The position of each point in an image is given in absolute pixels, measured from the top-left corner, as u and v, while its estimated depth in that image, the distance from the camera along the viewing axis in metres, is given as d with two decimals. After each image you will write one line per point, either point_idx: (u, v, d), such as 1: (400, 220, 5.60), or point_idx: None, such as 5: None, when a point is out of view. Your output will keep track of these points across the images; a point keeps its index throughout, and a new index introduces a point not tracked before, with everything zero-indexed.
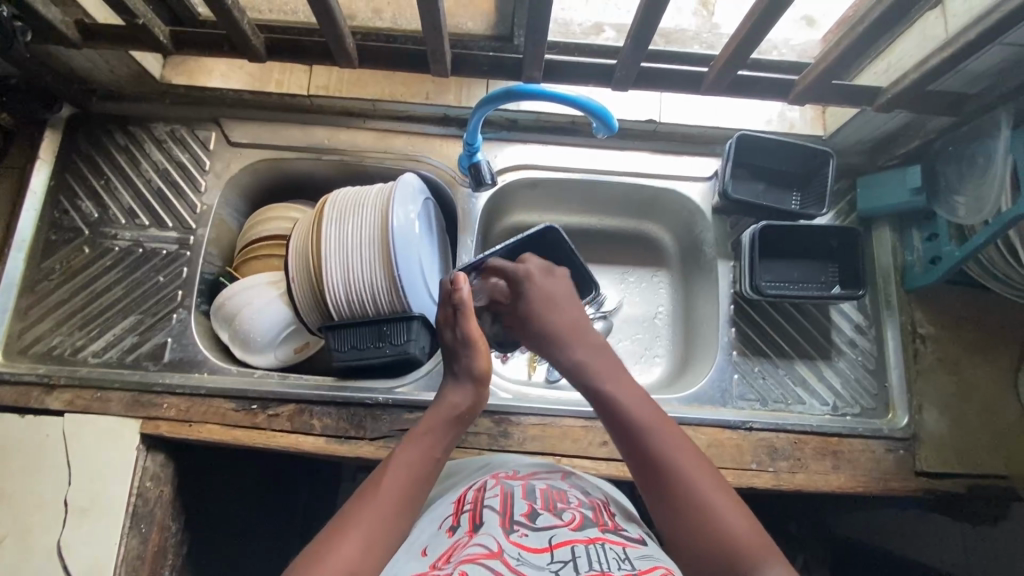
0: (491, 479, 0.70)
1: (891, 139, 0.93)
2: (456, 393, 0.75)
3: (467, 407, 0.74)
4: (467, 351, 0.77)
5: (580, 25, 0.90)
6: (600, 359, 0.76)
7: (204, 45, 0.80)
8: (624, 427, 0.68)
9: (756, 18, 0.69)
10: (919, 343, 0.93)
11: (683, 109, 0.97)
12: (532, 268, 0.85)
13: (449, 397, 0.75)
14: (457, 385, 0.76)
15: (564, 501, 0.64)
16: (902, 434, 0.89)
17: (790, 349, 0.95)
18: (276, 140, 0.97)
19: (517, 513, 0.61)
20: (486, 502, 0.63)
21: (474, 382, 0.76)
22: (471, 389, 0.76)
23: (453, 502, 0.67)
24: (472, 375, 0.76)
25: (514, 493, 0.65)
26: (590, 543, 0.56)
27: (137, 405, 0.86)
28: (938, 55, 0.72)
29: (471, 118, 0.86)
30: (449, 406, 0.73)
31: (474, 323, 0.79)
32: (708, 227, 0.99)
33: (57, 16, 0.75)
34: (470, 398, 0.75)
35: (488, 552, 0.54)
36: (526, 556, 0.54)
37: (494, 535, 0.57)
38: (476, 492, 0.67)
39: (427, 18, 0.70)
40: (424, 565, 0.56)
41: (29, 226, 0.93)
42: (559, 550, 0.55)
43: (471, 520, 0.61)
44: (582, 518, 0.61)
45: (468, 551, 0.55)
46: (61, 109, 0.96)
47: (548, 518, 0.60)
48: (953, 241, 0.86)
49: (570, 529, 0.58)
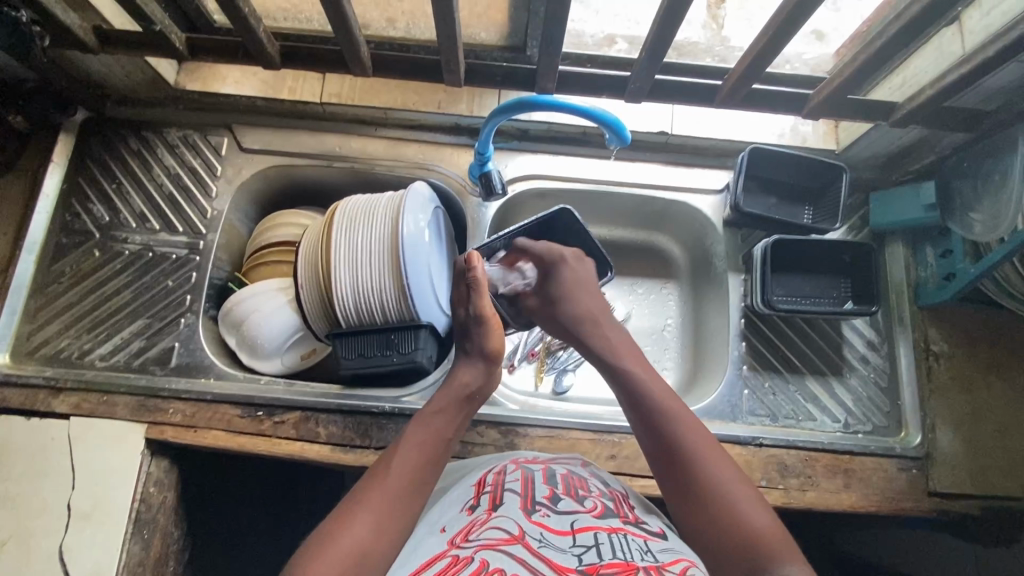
0: (511, 463, 0.70)
1: (904, 154, 0.92)
2: (467, 370, 0.77)
3: (479, 387, 0.77)
4: (480, 329, 0.78)
5: (592, 37, 0.90)
6: (627, 347, 0.79)
7: (218, 52, 0.81)
8: (647, 417, 0.70)
9: (774, 33, 0.69)
10: (933, 361, 0.92)
11: (694, 122, 0.98)
12: (566, 252, 0.88)
13: (459, 374, 0.77)
14: (469, 363, 0.78)
15: (584, 488, 0.65)
16: (915, 453, 0.88)
17: (801, 364, 0.94)
18: (288, 147, 0.97)
19: (539, 495, 0.61)
20: (507, 486, 0.63)
21: (485, 360, 0.78)
22: (482, 367, 0.78)
23: (472, 486, 0.67)
24: (483, 354, 0.78)
25: (535, 478, 0.65)
26: (612, 532, 0.56)
27: (144, 410, 0.85)
28: (956, 71, 0.71)
29: (483, 128, 0.86)
30: (457, 385, 0.75)
31: (488, 302, 0.80)
32: (719, 240, 0.98)
33: (76, 21, 0.75)
34: (481, 378, 0.77)
35: (508, 537, 0.53)
36: (548, 539, 0.53)
37: (514, 519, 0.56)
38: (496, 475, 0.67)
39: (442, 28, 0.70)
40: (442, 542, 0.56)
41: (40, 228, 0.93)
42: (581, 534, 0.54)
43: (492, 500, 0.61)
44: (603, 507, 0.61)
45: (487, 533, 0.54)
46: (75, 114, 0.97)
47: (570, 502, 0.60)
48: (968, 258, 0.85)
49: (592, 517, 0.58)
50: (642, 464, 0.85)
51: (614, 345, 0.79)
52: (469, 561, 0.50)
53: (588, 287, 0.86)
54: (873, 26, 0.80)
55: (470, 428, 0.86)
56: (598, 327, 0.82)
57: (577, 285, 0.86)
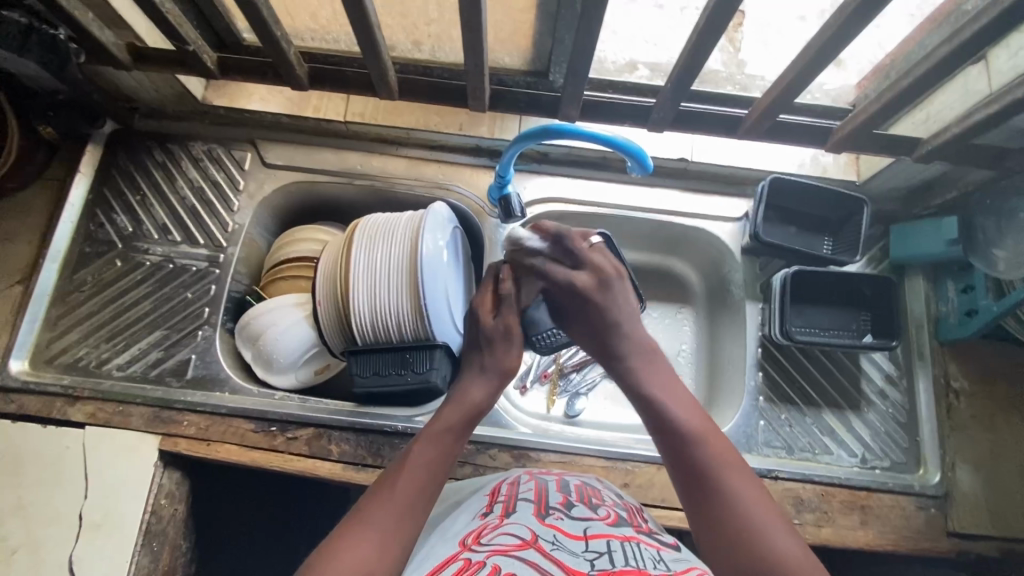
0: (525, 475, 0.70)
1: (927, 188, 0.91)
2: (478, 387, 0.76)
3: (485, 403, 0.75)
4: (504, 343, 0.79)
5: (613, 62, 0.89)
6: (654, 371, 0.75)
7: (248, 71, 0.83)
8: (673, 431, 0.67)
9: (803, 66, 0.69)
10: (953, 398, 0.91)
11: (717, 150, 0.98)
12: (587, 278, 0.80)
13: (472, 391, 0.75)
14: (482, 378, 0.77)
15: (598, 497, 0.64)
16: (934, 491, 0.86)
17: (818, 397, 0.93)
18: (310, 164, 0.99)
19: (552, 502, 0.61)
20: (521, 495, 0.62)
21: (500, 376, 0.77)
22: (493, 386, 0.76)
23: (486, 495, 0.66)
24: (500, 370, 0.78)
25: (549, 487, 0.65)
26: (625, 540, 0.55)
27: (158, 421, 0.86)
28: (982, 110, 0.71)
29: (505, 152, 0.87)
30: (466, 400, 0.74)
31: (515, 316, 0.80)
32: (738, 268, 0.98)
33: (111, 39, 0.77)
34: (489, 391, 0.76)
35: (521, 542, 0.52)
36: (561, 541, 0.53)
37: (526, 525, 0.55)
38: (509, 485, 0.66)
39: (471, 57, 0.72)
40: (454, 546, 0.56)
41: (64, 237, 0.94)
42: (594, 540, 0.53)
43: (505, 507, 0.60)
44: (617, 516, 0.60)
45: (499, 537, 0.53)
46: (104, 126, 0.98)
47: (583, 509, 0.60)
48: (990, 294, 0.85)
49: (605, 524, 0.57)
50: (655, 494, 0.85)
51: (638, 370, 0.75)
52: (481, 566, 0.49)
53: (621, 319, 0.79)
54: (896, 61, 0.81)
55: (481, 451, 0.86)
56: (633, 353, 0.77)
57: (602, 323, 0.79)
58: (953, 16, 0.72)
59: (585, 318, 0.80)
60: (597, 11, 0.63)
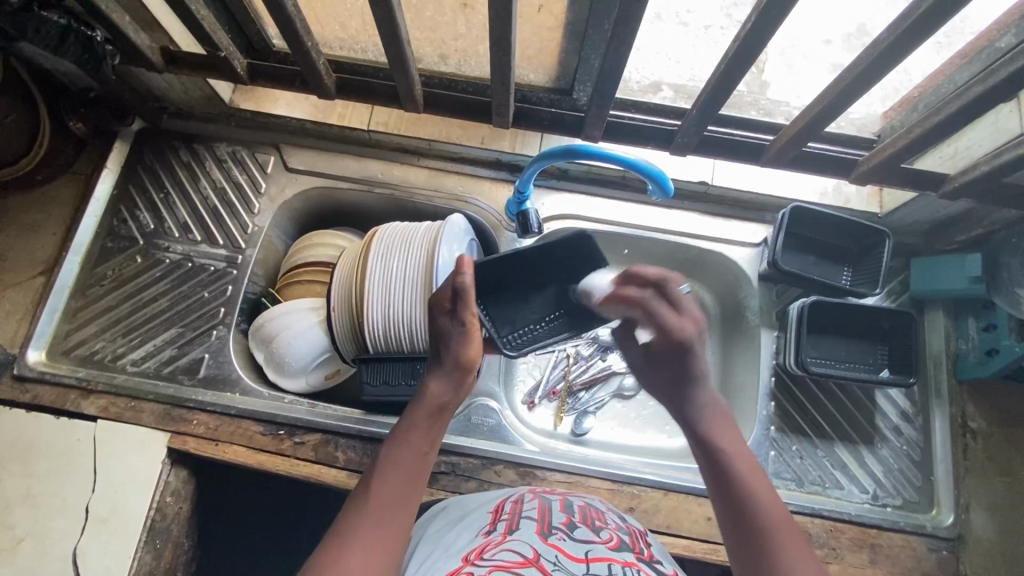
0: (529, 492, 0.69)
1: (951, 224, 0.90)
2: (436, 382, 0.67)
3: (449, 399, 0.67)
4: (457, 339, 0.67)
5: (637, 81, 0.88)
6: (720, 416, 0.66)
7: (278, 78, 0.84)
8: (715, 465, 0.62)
9: (832, 100, 0.69)
10: (969, 438, 0.89)
11: (738, 175, 0.97)
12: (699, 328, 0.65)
13: (429, 390, 0.67)
14: (439, 374, 0.67)
15: (602, 520, 0.63)
16: (947, 533, 0.84)
17: (831, 430, 0.91)
18: (331, 169, 1.00)
19: (556, 521, 0.60)
20: (524, 514, 0.62)
21: (455, 369, 0.67)
22: (453, 380, 0.67)
23: (490, 512, 0.65)
24: (457, 364, 0.67)
25: (552, 506, 0.64)
26: (626, 565, 0.54)
27: (169, 418, 0.87)
28: (1012, 150, 0.70)
29: (526, 169, 0.87)
30: (425, 400, 0.66)
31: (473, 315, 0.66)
32: (753, 294, 0.97)
33: (145, 41, 0.79)
34: (451, 388, 0.67)
35: (522, 560, 0.52)
36: (562, 563, 0.52)
37: (529, 542, 0.55)
38: (513, 503, 0.66)
39: (497, 75, 0.72)
40: (454, 560, 0.54)
41: (87, 231, 0.96)
42: (595, 563, 0.53)
43: (507, 525, 0.60)
44: (619, 541, 0.59)
45: (501, 554, 0.53)
46: (133, 123, 1.00)
47: (586, 531, 0.59)
48: (1012, 335, 0.83)
49: (607, 548, 0.56)
50: (660, 520, 0.84)
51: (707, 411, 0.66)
52: None
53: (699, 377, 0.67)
54: (925, 93, 0.78)
55: (488, 467, 0.86)
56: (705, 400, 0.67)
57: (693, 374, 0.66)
58: (986, 53, 0.70)
59: (670, 365, 0.67)
60: (627, 36, 0.63)
